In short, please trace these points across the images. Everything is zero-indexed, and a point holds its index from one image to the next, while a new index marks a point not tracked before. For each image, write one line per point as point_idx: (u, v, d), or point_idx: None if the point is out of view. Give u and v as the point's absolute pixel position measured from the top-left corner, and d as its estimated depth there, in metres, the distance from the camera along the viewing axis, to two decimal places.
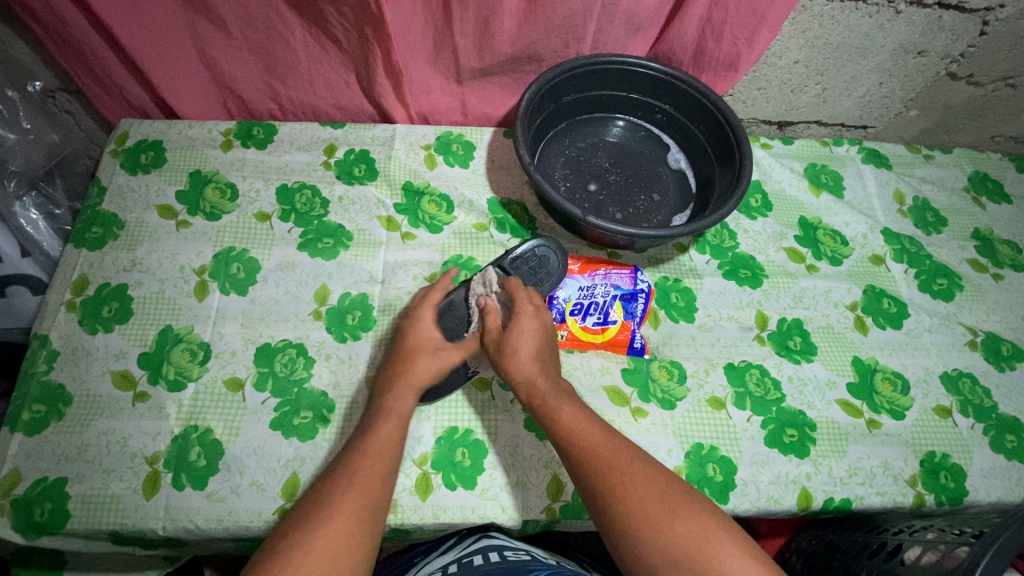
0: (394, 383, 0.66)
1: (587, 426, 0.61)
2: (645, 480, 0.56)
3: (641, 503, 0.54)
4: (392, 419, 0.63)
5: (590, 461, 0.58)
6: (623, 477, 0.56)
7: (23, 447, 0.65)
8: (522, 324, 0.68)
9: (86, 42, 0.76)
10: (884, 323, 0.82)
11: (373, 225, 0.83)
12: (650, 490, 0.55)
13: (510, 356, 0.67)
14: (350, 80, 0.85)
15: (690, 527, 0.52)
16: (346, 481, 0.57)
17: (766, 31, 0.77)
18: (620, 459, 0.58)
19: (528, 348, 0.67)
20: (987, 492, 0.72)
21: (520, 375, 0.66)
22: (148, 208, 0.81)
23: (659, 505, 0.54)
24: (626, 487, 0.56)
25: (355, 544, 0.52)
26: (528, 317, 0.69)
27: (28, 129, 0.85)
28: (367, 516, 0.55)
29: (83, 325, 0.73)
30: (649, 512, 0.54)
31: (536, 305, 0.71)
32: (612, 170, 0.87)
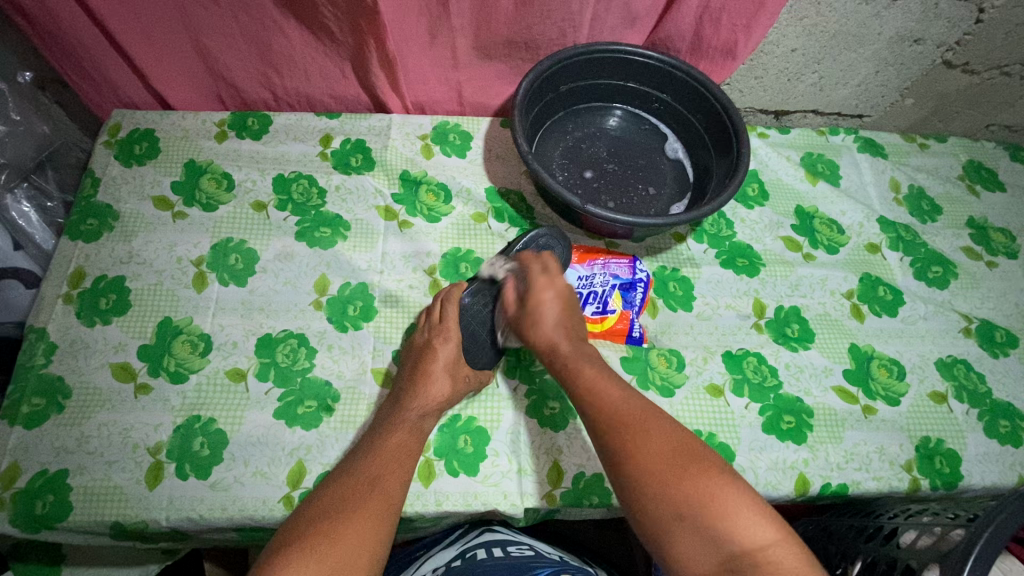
0: (408, 394, 0.66)
1: (604, 385, 0.62)
2: (660, 432, 0.58)
3: (654, 457, 0.56)
4: (409, 428, 0.64)
5: (608, 415, 0.59)
6: (639, 430, 0.57)
7: (22, 440, 0.65)
8: (542, 289, 0.68)
9: (76, 34, 0.75)
10: (880, 310, 0.82)
11: (371, 215, 0.82)
12: (665, 445, 0.57)
13: (530, 325, 0.67)
14: (346, 69, 0.85)
15: (702, 480, 0.54)
16: (369, 483, 0.58)
17: (764, 18, 0.77)
18: (634, 414, 0.59)
19: (548, 314, 0.67)
20: (982, 477, 0.73)
21: (542, 340, 0.67)
22: (143, 200, 0.80)
23: (671, 458, 0.55)
24: (642, 442, 0.57)
25: (374, 544, 0.54)
26: (545, 284, 0.69)
27: (18, 121, 0.83)
28: (387, 519, 0.57)
29: (81, 317, 0.72)
30: (661, 464, 0.55)
31: (550, 271, 0.70)
32: (610, 160, 0.87)
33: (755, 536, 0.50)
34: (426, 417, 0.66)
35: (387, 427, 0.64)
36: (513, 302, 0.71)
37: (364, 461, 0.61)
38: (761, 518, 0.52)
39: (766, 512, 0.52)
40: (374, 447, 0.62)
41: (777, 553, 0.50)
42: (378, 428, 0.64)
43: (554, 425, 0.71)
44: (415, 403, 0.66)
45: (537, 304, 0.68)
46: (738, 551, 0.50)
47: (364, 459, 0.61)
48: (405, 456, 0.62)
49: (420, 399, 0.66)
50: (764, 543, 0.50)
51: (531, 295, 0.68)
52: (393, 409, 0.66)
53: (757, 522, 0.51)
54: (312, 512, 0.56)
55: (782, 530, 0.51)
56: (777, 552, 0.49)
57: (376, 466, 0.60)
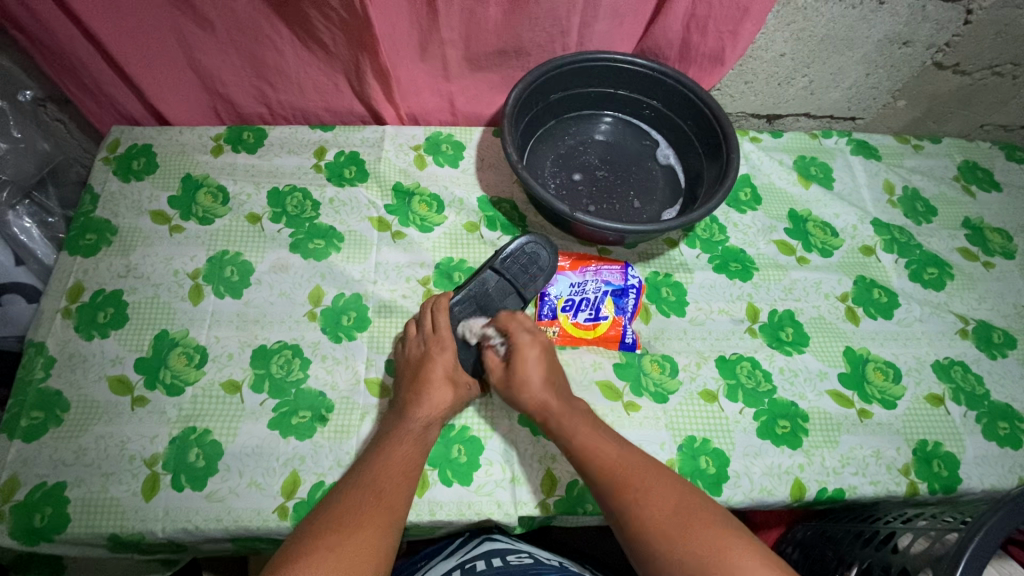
0: (412, 402, 0.67)
1: (602, 445, 0.63)
2: (661, 492, 0.59)
3: (660, 510, 0.57)
4: (414, 436, 0.65)
5: (613, 473, 0.61)
6: (645, 489, 0.59)
7: (21, 453, 0.66)
8: (523, 352, 0.69)
9: (73, 50, 0.77)
10: (875, 313, 0.82)
11: (364, 226, 0.83)
12: (668, 501, 0.58)
13: (519, 389, 0.67)
14: (339, 83, 0.86)
15: (703, 533, 0.54)
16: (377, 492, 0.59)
17: (749, 25, 0.77)
18: (640, 472, 0.60)
19: (536, 374, 0.67)
20: (981, 480, 0.72)
21: (532, 401, 0.66)
22: (141, 214, 0.81)
23: (678, 515, 0.56)
24: (642, 507, 0.57)
25: (380, 552, 0.55)
26: (528, 342, 0.70)
27: (19, 139, 0.84)
28: (393, 532, 0.57)
29: (79, 331, 0.73)
30: (667, 520, 0.56)
31: (531, 327, 0.72)
32: (601, 167, 0.88)
33: None
34: (429, 426, 0.66)
35: (394, 434, 0.65)
36: (498, 366, 0.71)
37: (373, 468, 0.61)
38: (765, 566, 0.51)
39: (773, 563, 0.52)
40: (381, 457, 0.62)
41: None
42: (385, 437, 0.65)
43: (547, 433, 0.71)
44: (425, 411, 0.66)
45: (524, 364, 0.68)
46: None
47: (371, 468, 0.61)
48: (411, 466, 0.63)
49: (421, 406, 0.66)
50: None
51: (516, 354, 0.69)
52: (396, 420, 0.66)
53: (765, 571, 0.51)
54: (318, 522, 0.56)
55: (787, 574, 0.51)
56: None
57: (383, 477, 0.60)
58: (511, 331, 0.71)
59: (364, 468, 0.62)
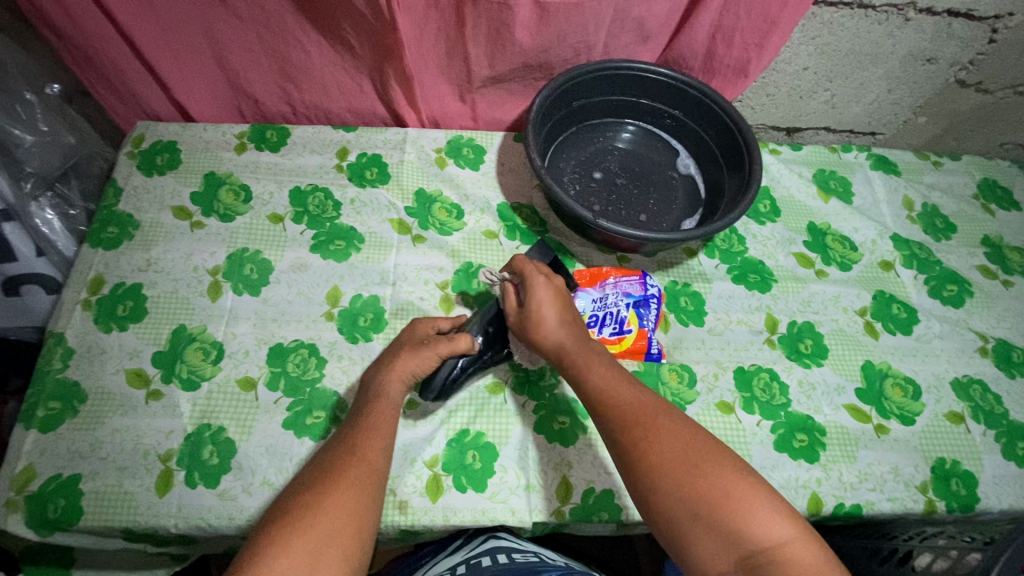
0: (380, 371, 0.65)
1: (618, 385, 0.60)
2: (671, 433, 0.56)
3: (668, 454, 0.54)
4: (390, 405, 0.63)
5: (621, 416, 0.57)
6: (652, 429, 0.56)
7: (37, 443, 0.66)
8: (540, 293, 0.64)
9: (104, 45, 0.77)
10: (894, 328, 0.82)
11: (384, 228, 0.83)
12: (677, 443, 0.55)
13: (535, 327, 0.64)
14: (364, 84, 0.87)
15: (720, 476, 0.52)
16: (354, 462, 0.56)
17: (776, 37, 0.78)
18: (648, 414, 0.57)
19: (551, 313, 0.64)
20: (999, 500, 0.71)
21: (549, 341, 0.63)
22: (163, 209, 0.81)
23: (688, 458, 0.54)
24: (652, 444, 0.55)
25: (359, 527, 0.52)
26: (543, 282, 0.66)
27: (45, 132, 0.85)
28: (370, 491, 0.55)
29: (98, 323, 0.73)
30: (677, 465, 0.53)
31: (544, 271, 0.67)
32: (621, 174, 0.88)
33: (773, 533, 0.49)
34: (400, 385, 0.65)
35: (365, 408, 0.62)
36: (514, 308, 0.67)
37: (345, 444, 0.58)
38: (779, 514, 0.50)
39: (789, 511, 0.51)
40: (358, 427, 0.60)
41: (791, 552, 0.49)
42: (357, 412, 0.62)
43: (563, 440, 0.71)
44: (398, 381, 0.64)
45: (541, 305, 0.64)
46: (756, 545, 0.49)
47: (348, 439, 0.59)
48: (387, 433, 0.60)
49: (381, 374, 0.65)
50: (779, 540, 0.49)
51: (531, 298, 0.65)
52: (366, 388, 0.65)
53: (777, 519, 0.50)
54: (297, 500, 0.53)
55: (803, 530, 0.50)
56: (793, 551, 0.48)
57: (355, 440, 0.58)
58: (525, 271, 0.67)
59: (341, 440, 0.59)
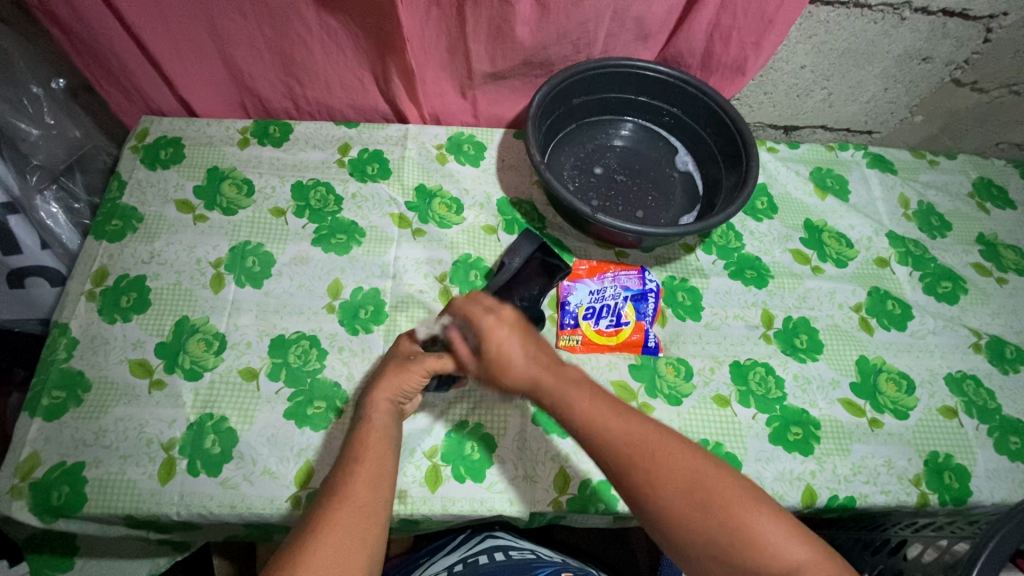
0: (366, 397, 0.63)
1: (605, 418, 0.55)
2: (678, 468, 0.53)
3: (681, 496, 0.51)
4: (381, 431, 0.60)
5: (624, 455, 0.53)
6: (661, 471, 0.52)
7: (41, 431, 0.66)
8: (494, 336, 0.58)
9: (108, 42, 0.78)
10: (889, 324, 0.83)
11: (385, 222, 0.84)
12: (687, 478, 0.52)
13: (500, 373, 0.58)
14: (365, 80, 0.88)
15: (735, 509, 0.51)
16: (356, 488, 0.54)
17: (773, 36, 0.79)
18: (651, 449, 0.53)
19: (514, 349, 0.58)
20: (992, 493, 0.72)
21: (519, 380, 0.58)
22: (167, 203, 0.82)
23: (701, 495, 0.51)
24: (662, 484, 0.52)
25: (364, 558, 0.50)
26: (495, 322, 0.59)
27: (51, 126, 0.86)
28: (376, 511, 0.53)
29: (102, 314, 0.74)
30: (691, 504, 0.51)
31: (493, 308, 0.61)
32: (620, 171, 0.89)
33: (790, 556, 0.49)
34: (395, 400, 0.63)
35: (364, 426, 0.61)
36: (470, 354, 0.62)
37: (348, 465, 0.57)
38: (794, 538, 0.50)
39: (799, 529, 0.50)
40: (354, 452, 0.58)
41: (810, 573, 0.48)
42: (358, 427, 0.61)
43: (561, 431, 0.71)
44: (384, 403, 0.62)
45: (498, 350, 0.58)
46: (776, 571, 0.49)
47: (347, 467, 0.56)
48: (386, 455, 0.58)
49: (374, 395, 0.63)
50: (797, 562, 0.49)
51: (485, 342, 0.59)
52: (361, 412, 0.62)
53: (792, 541, 0.49)
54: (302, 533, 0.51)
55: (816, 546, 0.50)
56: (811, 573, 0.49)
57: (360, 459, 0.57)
58: (474, 317, 0.61)
59: (340, 469, 0.57)
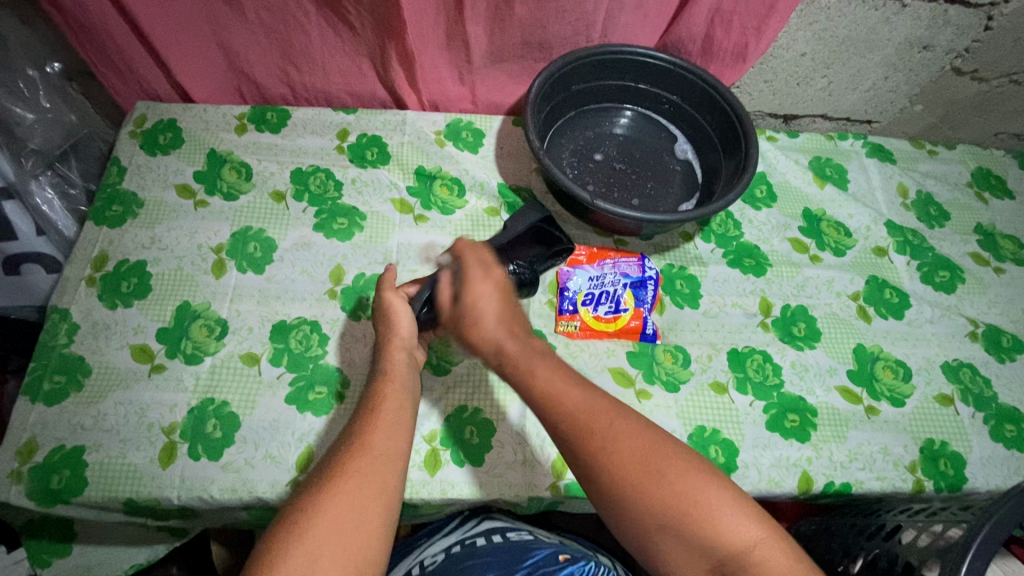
0: (383, 349, 0.65)
1: (566, 387, 0.54)
2: (630, 441, 0.52)
3: (626, 466, 0.51)
4: (398, 382, 0.61)
5: (576, 428, 0.53)
6: (611, 439, 0.52)
7: (42, 416, 0.66)
8: (475, 289, 0.60)
9: (105, 24, 0.77)
10: (886, 312, 0.83)
11: (386, 208, 0.84)
12: (635, 451, 0.51)
13: (471, 329, 0.59)
14: (364, 66, 0.87)
15: (684, 481, 0.50)
16: (375, 434, 0.54)
17: (775, 21, 0.78)
18: (605, 421, 0.53)
19: (488, 308, 0.59)
20: (986, 480, 0.72)
21: (485, 340, 0.58)
22: (166, 188, 0.82)
23: (648, 465, 0.51)
24: (610, 456, 0.51)
25: (384, 505, 0.50)
26: (480, 277, 0.60)
27: (47, 109, 0.86)
28: (396, 465, 0.53)
29: (102, 299, 0.74)
30: (637, 473, 0.50)
31: (485, 263, 0.63)
32: (619, 159, 0.89)
33: (739, 535, 0.48)
34: (409, 351, 0.65)
35: (378, 381, 0.61)
36: (448, 300, 0.63)
37: (363, 416, 0.57)
38: (743, 514, 0.49)
39: (751, 507, 0.50)
40: (371, 404, 0.58)
41: (763, 552, 0.47)
42: (370, 387, 0.61)
43: None
44: (399, 354, 0.64)
45: (476, 304, 0.59)
46: (725, 551, 0.48)
47: (364, 418, 0.57)
48: (404, 407, 0.58)
49: (391, 342, 0.65)
50: (749, 541, 0.48)
51: (466, 291, 0.60)
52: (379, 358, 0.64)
53: (744, 519, 0.48)
54: (320, 479, 0.51)
55: (769, 526, 0.49)
56: (761, 553, 0.47)
57: (378, 412, 0.57)
58: (465, 262, 0.62)
59: (357, 420, 0.57)
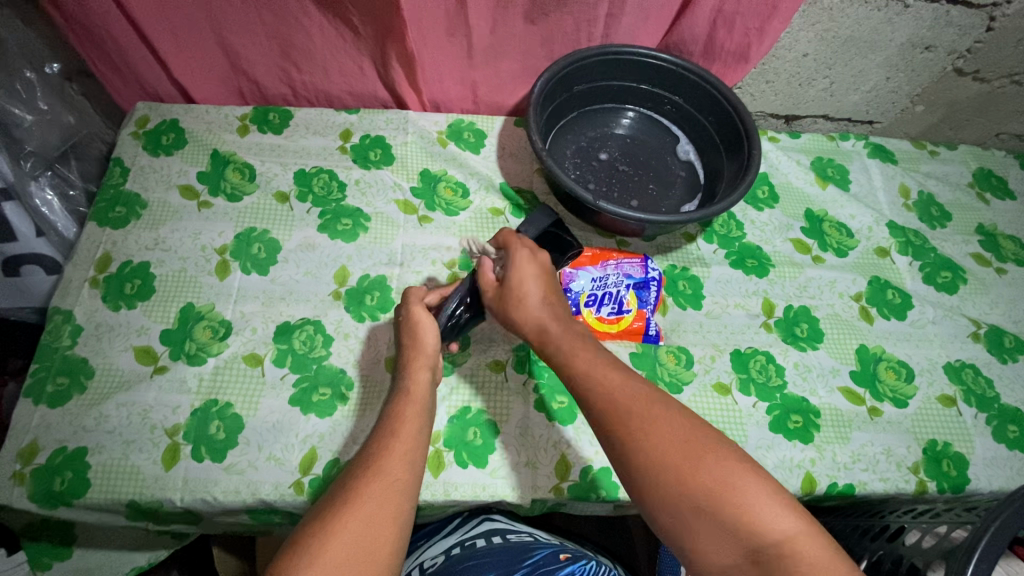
0: (405, 368, 0.64)
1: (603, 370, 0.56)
2: (665, 426, 0.51)
3: (661, 451, 0.50)
4: (418, 403, 0.61)
5: (609, 411, 0.53)
6: (647, 423, 0.52)
7: (44, 418, 0.66)
8: (523, 269, 0.62)
9: (105, 24, 0.77)
10: (888, 313, 0.83)
11: (390, 209, 0.84)
12: (674, 436, 0.51)
13: (515, 306, 0.61)
14: (365, 66, 0.87)
15: (720, 467, 0.49)
16: (391, 458, 0.54)
17: (777, 22, 0.78)
18: (639, 404, 0.53)
19: (534, 289, 0.61)
20: (989, 481, 0.72)
21: (528, 322, 0.60)
22: (170, 189, 0.82)
23: (686, 449, 0.50)
24: (641, 436, 0.51)
25: (395, 527, 0.50)
26: (528, 258, 0.63)
27: (45, 110, 0.85)
28: (408, 486, 0.53)
29: (106, 301, 0.74)
30: (673, 460, 0.49)
31: (531, 245, 0.65)
32: (621, 160, 0.88)
33: (777, 524, 0.46)
34: (430, 368, 0.65)
35: (397, 401, 0.61)
36: (493, 284, 0.64)
37: (380, 435, 0.57)
38: (783, 506, 0.47)
39: (789, 499, 0.48)
40: (391, 423, 0.58)
41: (803, 545, 0.45)
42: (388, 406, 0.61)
43: (561, 420, 0.71)
44: (422, 373, 0.63)
45: (524, 278, 0.62)
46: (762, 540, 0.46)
47: (384, 437, 0.57)
48: (419, 427, 0.59)
49: (414, 361, 0.64)
50: (787, 533, 0.46)
51: (512, 271, 0.62)
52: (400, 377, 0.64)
53: (781, 509, 0.47)
54: (334, 498, 0.51)
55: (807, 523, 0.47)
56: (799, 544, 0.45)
57: (393, 432, 0.57)
58: (511, 246, 0.64)
59: (374, 439, 0.57)
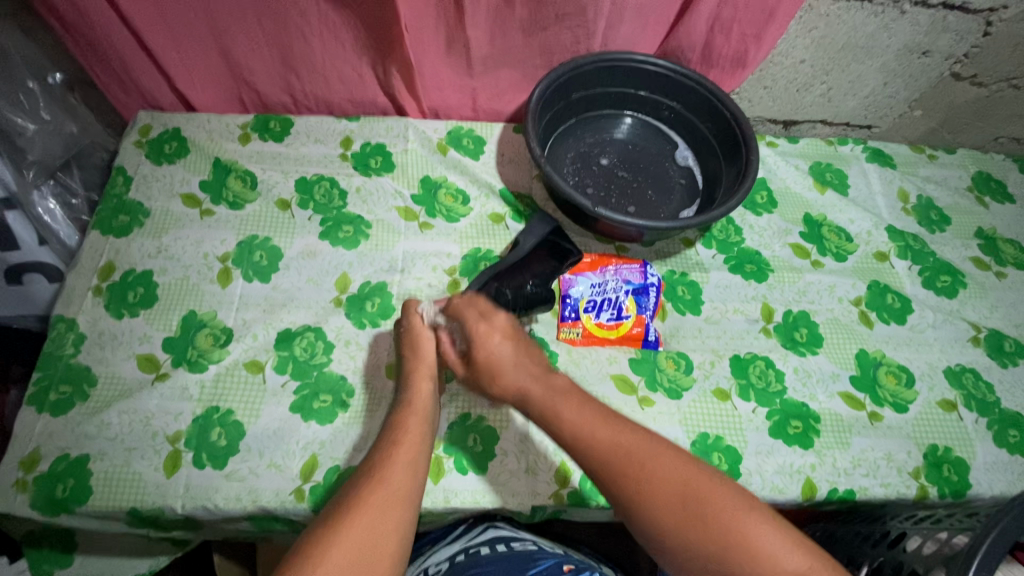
0: (410, 377, 0.64)
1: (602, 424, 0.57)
2: (668, 477, 0.53)
3: (665, 509, 0.52)
4: (421, 413, 0.61)
5: (614, 457, 0.55)
6: (649, 471, 0.53)
7: (47, 426, 0.66)
8: (484, 334, 0.65)
9: (107, 34, 0.77)
10: (888, 318, 0.83)
11: (391, 216, 0.84)
12: (677, 484, 0.53)
13: (491, 380, 0.64)
14: (364, 74, 0.87)
15: (724, 516, 0.50)
16: (394, 468, 0.55)
17: (774, 28, 0.79)
18: (642, 454, 0.55)
19: (505, 352, 0.64)
20: (990, 486, 0.72)
21: (509, 385, 0.63)
22: (172, 197, 0.82)
23: (687, 505, 0.52)
24: (648, 491, 0.53)
25: (397, 539, 0.50)
26: (487, 330, 0.65)
27: (48, 120, 0.86)
28: (410, 497, 0.53)
29: (109, 309, 0.74)
30: (678, 515, 0.51)
31: (486, 312, 0.67)
32: (620, 166, 0.89)
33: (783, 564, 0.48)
34: (431, 378, 0.65)
35: (400, 411, 0.61)
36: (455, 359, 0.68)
37: (383, 445, 0.58)
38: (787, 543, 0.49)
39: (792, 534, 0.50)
40: (394, 433, 0.59)
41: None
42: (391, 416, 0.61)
43: None
44: (425, 384, 0.64)
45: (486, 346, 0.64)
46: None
47: (386, 447, 0.57)
48: (422, 438, 0.59)
49: (417, 372, 0.65)
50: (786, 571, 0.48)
51: (473, 350, 0.65)
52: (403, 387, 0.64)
53: (783, 545, 0.49)
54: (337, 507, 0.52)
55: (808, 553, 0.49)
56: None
57: (397, 442, 0.58)
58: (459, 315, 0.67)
59: (377, 449, 0.58)
